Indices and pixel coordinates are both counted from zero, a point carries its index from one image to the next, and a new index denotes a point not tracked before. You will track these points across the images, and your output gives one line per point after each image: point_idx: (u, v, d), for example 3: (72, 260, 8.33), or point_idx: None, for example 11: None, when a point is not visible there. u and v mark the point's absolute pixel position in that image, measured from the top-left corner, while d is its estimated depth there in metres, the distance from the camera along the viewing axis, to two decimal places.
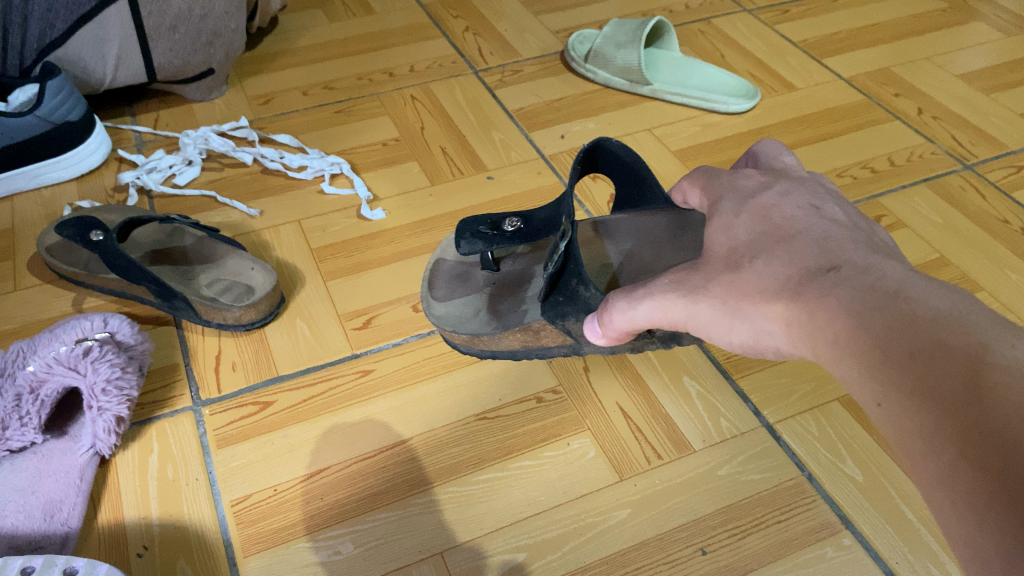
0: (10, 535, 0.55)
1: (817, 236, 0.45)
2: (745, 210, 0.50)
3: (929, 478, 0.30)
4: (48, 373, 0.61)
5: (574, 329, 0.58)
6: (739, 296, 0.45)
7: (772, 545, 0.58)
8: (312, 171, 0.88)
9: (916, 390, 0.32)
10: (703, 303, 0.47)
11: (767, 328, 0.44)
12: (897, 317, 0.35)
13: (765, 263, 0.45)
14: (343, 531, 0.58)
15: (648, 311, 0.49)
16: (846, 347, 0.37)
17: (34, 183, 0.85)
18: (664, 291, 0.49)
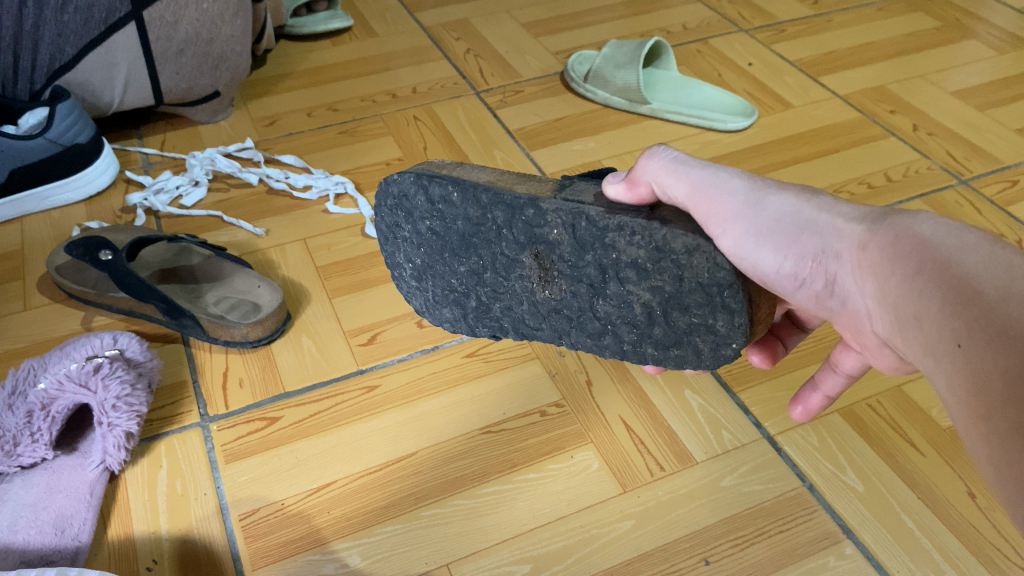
0: (21, 550, 0.56)
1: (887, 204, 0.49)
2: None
3: (1009, 420, 0.32)
4: (59, 390, 0.62)
5: (576, 186, 0.50)
6: (819, 210, 0.46)
7: (775, 555, 0.58)
8: (317, 191, 0.90)
9: (1007, 330, 0.34)
10: (773, 206, 0.47)
11: (836, 249, 0.45)
12: (990, 259, 0.37)
13: (845, 201, 0.47)
14: (350, 543, 0.59)
15: (704, 185, 0.48)
16: (933, 282, 0.39)
17: (44, 205, 0.87)
18: (732, 182, 0.48)
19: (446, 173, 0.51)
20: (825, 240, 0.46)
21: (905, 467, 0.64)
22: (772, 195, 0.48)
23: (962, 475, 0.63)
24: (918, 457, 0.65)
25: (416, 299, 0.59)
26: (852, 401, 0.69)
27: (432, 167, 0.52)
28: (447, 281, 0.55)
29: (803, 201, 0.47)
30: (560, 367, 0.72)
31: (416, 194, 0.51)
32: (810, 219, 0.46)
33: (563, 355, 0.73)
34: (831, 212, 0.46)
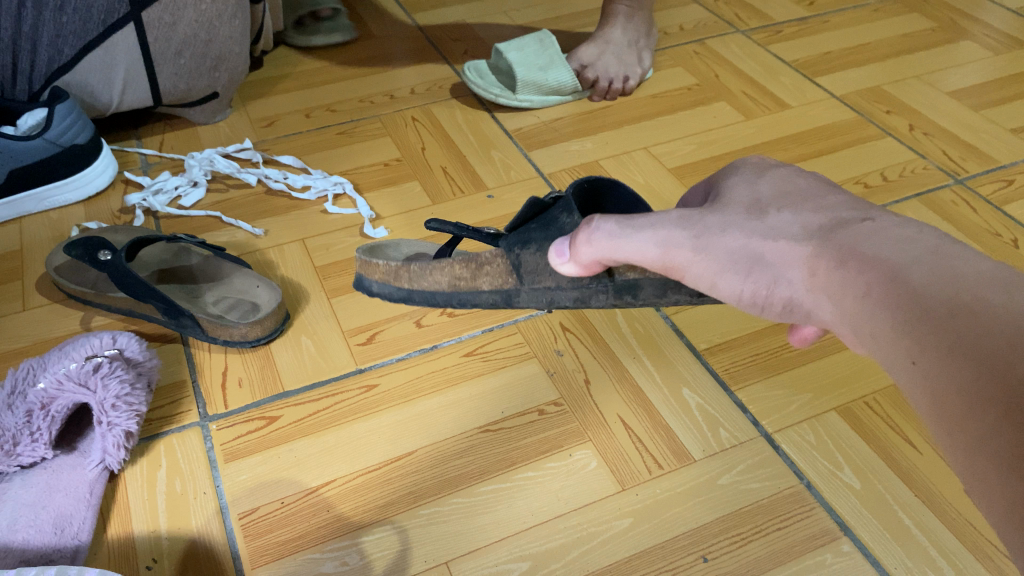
0: (21, 549, 0.56)
1: (842, 201, 0.49)
2: (765, 178, 0.53)
3: (972, 437, 0.31)
4: (59, 389, 0.62)
5: (527, 263, 0.58)
6: (762, 239, 0.47)
7: (773, 552, 0.58)
8: (316, 192, 0.90)
9: (957, 344, 0.33)
10: (720, 241, 0.48)
11: (785, 276, 0.46)
12: (935, 272, 0.37)
13: (793, 217, 0.48)
14: (349, 542, 0.59)
15: (647, 240, 0.50)
16: (882, 302, 0.38)
17: (43, 206, 0.87)
18: (669, 226, 0.50)
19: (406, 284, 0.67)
20: (776, 271, 0.46)
21: (903, 465, 0.64)
22: (718, 232, 0.49)
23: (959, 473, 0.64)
24: (915, 456, 0.65)
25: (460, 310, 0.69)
26: (849, 400, 0.69)
27: (392, 279, 0.68)
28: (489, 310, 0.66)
29: (747, 234, 0.48)
30: (558, 367, 0.72)
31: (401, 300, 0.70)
32: (758, 252, 0.47)
33: (561, 355, 0.73)
34: (776, 239, 0.47)
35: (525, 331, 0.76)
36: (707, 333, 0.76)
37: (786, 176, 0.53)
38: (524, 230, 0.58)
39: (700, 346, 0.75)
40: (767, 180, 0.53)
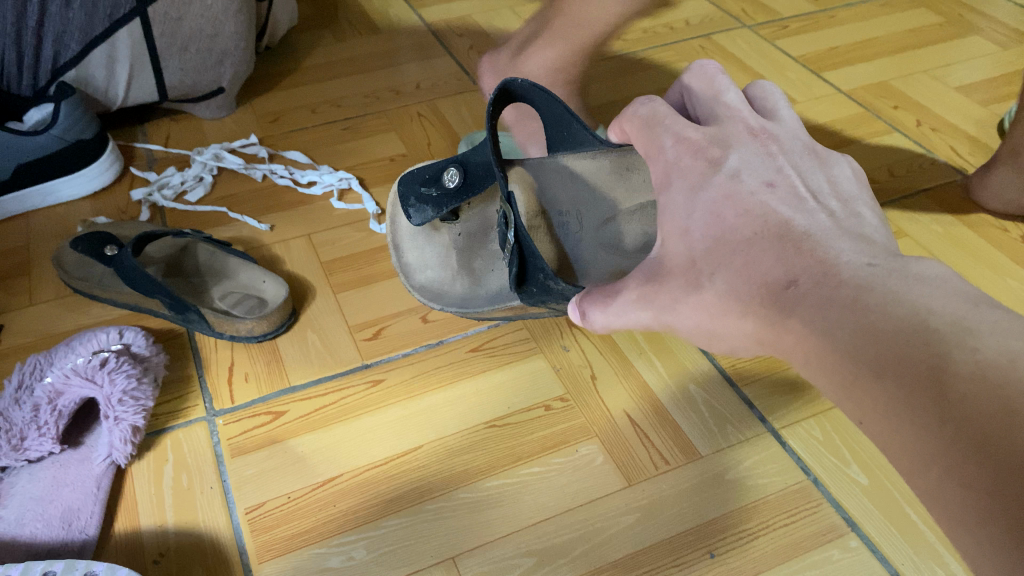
0: (28, 543, 0.56)
1: (777, 231, 0.43)
2: (694, 203, 0.47)
3: (925, 495, 0.31)
4: (66, 383, 0.63)
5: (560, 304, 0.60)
6: (710, 317, 0.45)
7: (780, 548, 0.58)
8: (321, 186, 0.90)
9: (891, 404, 0.32)
10: (676, 313, 0.47)
11: (744, 343, 0.44)
12: (859, 332, 0.35)
13: (726, 275, 0.44)
14: (356, 537, 0.59)
15: (627, 319, 0.50)
16: (820, 369, 0.37)
17: (49, 201, 0.87)
18: (635, 310, 0.49)
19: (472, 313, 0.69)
20: (734, 341, 0.45)
21: None
22: (670, 311, 0.47)
23: None
24: None
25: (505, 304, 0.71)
26: None
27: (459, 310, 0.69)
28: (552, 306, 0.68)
29: (697, 311, 0.45)
30: (564, 362, 0.72)
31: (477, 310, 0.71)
32: (713, 328, 0.45)
33: (566, 350, 0.73)
34: (720, 314, 0.44)
35: (531, 326, 0.76)
36: None
37: (716, 196, 0.46)
38: (529, 292, 0.59)
39: None
40: (697, 209, 0.46)
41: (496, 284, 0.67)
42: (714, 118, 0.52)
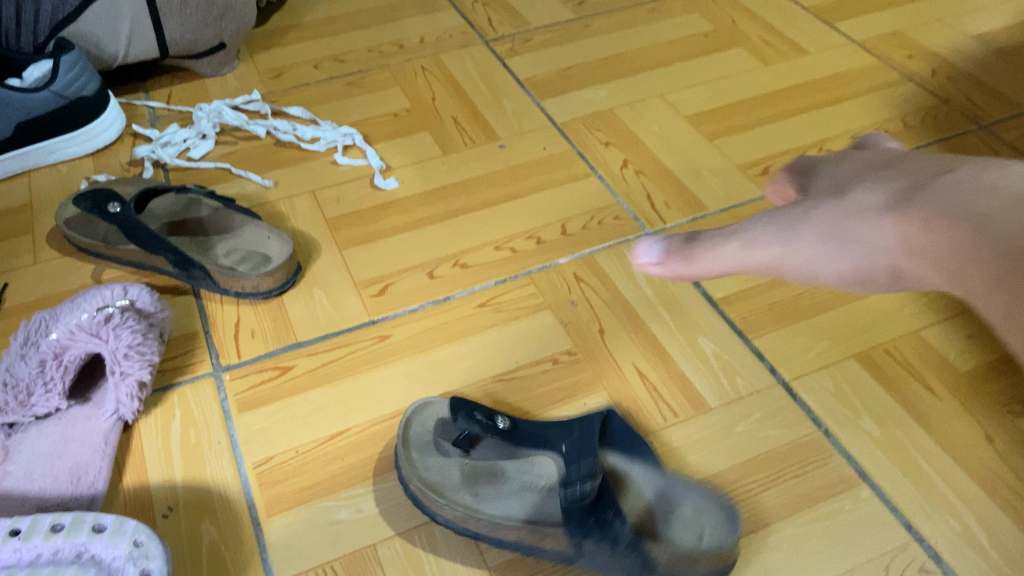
0: (37, 498, 0.56)
1: (935, 161, 0.45)
2: (846, 162, 0.50)
3: None
4: (71, 339, 0.62)
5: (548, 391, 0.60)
6: (845, 215, 0.44)
7: (790, 499, 0.58)
8: (325, 142, 0.89)
9: None
10: (803, 234, 0.46)
11: (880, 246, 0.43)
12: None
13: (869, 190, 0.45)
14: (364, 490, 0.59)
15: (733, 247, 0.48)
16: (973, 255, 0.37)
17: (51, 159, 0.86)
18: (751, 232, 0.48)
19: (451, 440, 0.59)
20: (871, 246, 0.43)
21: (922, 412, 0.63)
22: (801, 225, 0.46)
23: (978, 418, 0.63)
24: (933, 401, 0.64)
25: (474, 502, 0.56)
26: (868, 347, 0.68)
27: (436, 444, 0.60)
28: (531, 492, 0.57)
29: (824, 216, 0.45)
30: (572, 317, 0.71)
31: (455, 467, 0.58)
32: (842, 233, 0.44)
33: (574, 304, 0.72)
34: (862, 219, 0.43)
35: (539, 281, 0.75)
36: (724, 282, 0.75)
37: (871, 151, 0.50)
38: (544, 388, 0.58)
39: (717, 295, 0.73)
40: (848, 160, 0.50)
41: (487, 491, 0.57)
42: (856, 145, 0.59)
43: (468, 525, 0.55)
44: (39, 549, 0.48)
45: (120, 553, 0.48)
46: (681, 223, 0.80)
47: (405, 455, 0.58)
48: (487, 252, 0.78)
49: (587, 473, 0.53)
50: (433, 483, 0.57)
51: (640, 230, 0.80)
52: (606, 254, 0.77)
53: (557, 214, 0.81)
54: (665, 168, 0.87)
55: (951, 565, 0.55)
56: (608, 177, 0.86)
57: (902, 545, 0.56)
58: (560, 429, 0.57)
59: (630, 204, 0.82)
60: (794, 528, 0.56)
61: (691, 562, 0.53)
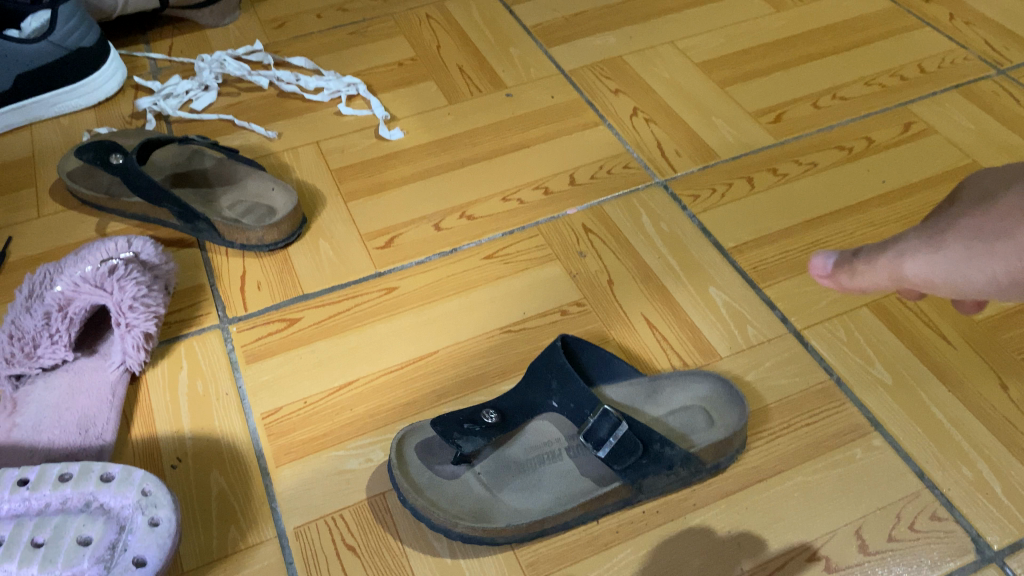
0: (46, 448, 0.56)
1: None
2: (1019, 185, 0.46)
3: None
4: (75, 291, 0.62)
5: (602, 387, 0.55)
6: None
7: (801, 448, 0.58)
8: (329, 93, 0.87)
9: None
10: (954, 246, 0.47)
11: None
12: None
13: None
14: (373, 440, 0.59)
15: (888, 263, 0.51)
16: None
17: (52, 113, 0.85)
18: (906, 245, 0.50)
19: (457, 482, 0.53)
20: None
21: (936, 361, 0.63)
22: (970, 232, 0.46)
23: (993, 366, 0.62)
24: (947, 349, 0.63)
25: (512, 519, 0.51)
26: (882, 296, 0.67)
27: (438, 482, 0.53)
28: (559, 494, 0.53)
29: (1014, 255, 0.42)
30: (581, 268, 0.70)
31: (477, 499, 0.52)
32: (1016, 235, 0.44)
33: (583, 255, 0.72)
34: None
35: (547, 232, 0.74)
36: (735, 231, 0.73)
37: None
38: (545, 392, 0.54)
39: (728, 244, 0.72)
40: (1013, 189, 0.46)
41: (513, 504, 0.52)
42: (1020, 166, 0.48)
43: (540, 523, 0.51)
44: (48, 499, 0.48)
45: (129, 502, 0.48)
46: (691, 173, 0.79)
47: (426, 498, 0.51)
48: (495, 202, 0.76)
49: (615, 425, 0.52)
50: (476, 507, 0.52)
51: (650, 180, 0.78)
52: (615, 204, 0.76)
53: (565, 164, 0.80)
54: (675, 117, 0.85)
55: (963, 512, 0.54)
56: (617, 126, 0.84)
57: (914, 492, 0.55)
58: (540, 384, 0.54)
59: (639, 154, 0.81)
60: (805, 477, 0.56)
61: (726, 444, 0.55)
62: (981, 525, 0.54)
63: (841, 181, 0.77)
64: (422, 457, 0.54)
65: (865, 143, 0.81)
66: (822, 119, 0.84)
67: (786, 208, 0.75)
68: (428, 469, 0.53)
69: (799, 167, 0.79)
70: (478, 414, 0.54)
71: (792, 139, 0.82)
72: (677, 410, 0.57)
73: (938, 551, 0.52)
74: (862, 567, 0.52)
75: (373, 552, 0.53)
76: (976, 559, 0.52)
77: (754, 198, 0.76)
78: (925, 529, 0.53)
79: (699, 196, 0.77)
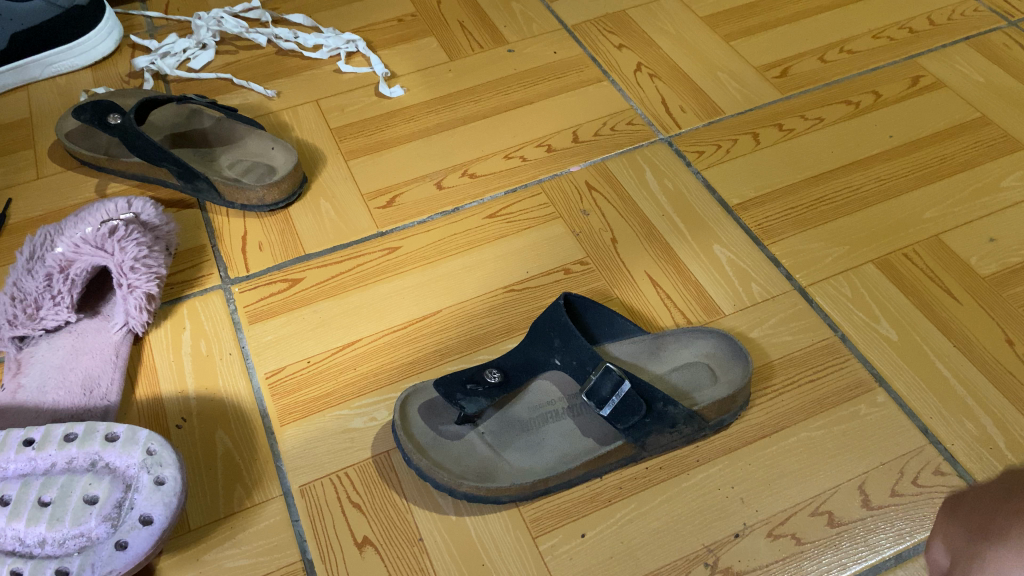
0: (51, 409, 0.56)
1: None
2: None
3: None
4: (76, 253, 0.61)
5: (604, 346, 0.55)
6: None
7: (805, 404, 0.58)
8: (328, 50, 0.86)
9: None
10: None
11: None
12: None
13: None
14: (377, 398, 0.59)
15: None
16: None
17: (48, 72, 0.84)
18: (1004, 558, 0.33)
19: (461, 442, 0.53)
20: None
21: (942, 317, 0.62)
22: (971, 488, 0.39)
23: (999, 322, 0.62)
24: (954, 305, 0.63)
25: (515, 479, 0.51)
26: (888, 252, 0.67)
27: (442, 443, 0.53)
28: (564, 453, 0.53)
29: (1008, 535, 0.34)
30: (584, 226, 0.70)
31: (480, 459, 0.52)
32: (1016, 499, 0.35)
33: (586, 213, 0.71)
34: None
35: (549, 190, 0.73)
36: (740, 188, 0.73)
37: None
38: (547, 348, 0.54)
39: (732, 201, 0.71)
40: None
41: (517, 463, 0.52)
42: None
43: (544, 482, 0.52)
44: (54, 458, 0.48)
45: (134, 461, 0.48)
46: (696, 129, 0.78)
47: (430, 459, 0.52)
48: (497, 160, 0.76)
49: (617, 383, 0.51)
50: (480, 467, 0.52)
51: (654, 137, 0.77)
52: (619, 161, 0.75)
53: (567, 121, 0.79)
54: (679, 72, 0.84)
55: (966, 467, 0.54)
56: (620, 82, 0.83)
57: (918, 447, 0.55)
58: (542, 342, 0.54)
59: (643, 110, 0.80)
60: (809, 433, 0.56)
61: (730, 400, 0.55)
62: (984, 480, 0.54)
63: (847, 136, 0.76)
64: (426, 419, 0.54)
65: (872, 98, 0.80)
66: (829, 73, 0.82)
67: (791, 164, 0.74)
68: (432, 430, 0.53)
69: (806, 122, 0.78)
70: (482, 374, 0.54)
71: (799, 94, 0.80)
72: (680, 367, 0.57)
73: (941, 506, 0.53)
74: (865, 521, 0.52)
75: (379, 509, 0.53)
76: None
77: (759, 154, 0.75)
78: (928, 484, 0.54)
79: (704, 153, 0.76)
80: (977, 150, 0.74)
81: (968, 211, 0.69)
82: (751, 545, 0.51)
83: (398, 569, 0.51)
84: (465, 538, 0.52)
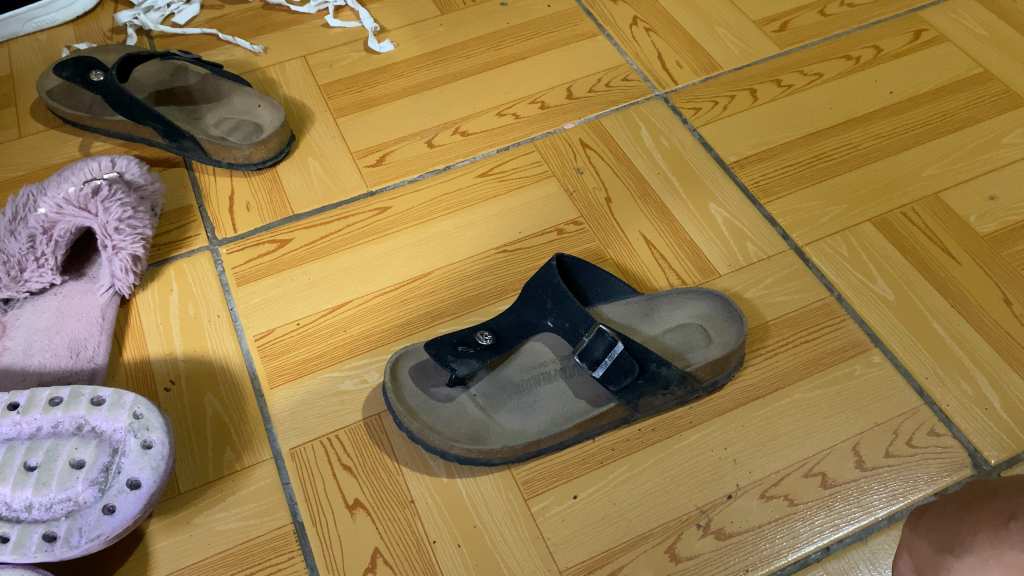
0: (37, 371, 0.55)
1: None
2: None
3: None
4: (59, 214, 0.60)
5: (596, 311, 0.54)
6: None
7: (799, 365, 0.57)
8: (316, 4, 0.84)
9: None
10: None
11: None
12: None
13: None
14: (367, 360, 0.58)
15: None
16: None
17: (30, 28, 0.82)
18: None
19: (450, 407, 0.52)
20: None
21: (939, 277, 0.61)
22: None
23: (997, 281, 0.61)
24: (952, 265, 0.62)
25: (502, 444, 0.51)
26: (886, 211, 0.66)
27: (432, 407, 0.52)
28: (556, 413, 0.52)
29: None
30: (578, 185, 0.69)
31: (468, 422, 0.52)
32: None
33: (580, 172, 0.70)
34: None
35: (543, 148, 0.72)
36: (736, 145, 0.71)
37: None
38: (539, 311, 0.53)
39: (729, 159, 0.70)
40: None
41: (508, 427, 0.52)
42: None
43: (536, 444, 0.51)
44: (40, 422, 0.48)
45: (121, 425, 0.48)
46: (693, 84, 0.76)
47: (421, 422, 0.51)
48: (489, 118, 0.74)
49: (610, 345, 0.50)
50: (471, 430, 0.51)
51: (649, 93, 0.76)
52: (613, 118, 0.74)
53: (561, 77, 0.77)
54: (676, 26, 0.82)
55: (961, 428, 0.54)
56: (615, 36, 0.81)
57: (912, 408, 0.55)
58: (534, 304, 0.53)
59: (639, 65, 0.78)
60: (804, 394, 0.56)
61: (724, 361, 0.54)
62: (978, 440, 0.53)
63: (847, 92, 0.75)
64: (418, 384, 0.53)
65: (873, 53, 0.78)
66: (829, 27, 0.80)
67: (789, 121, 0.73)
68: (422, 395, 0.53)
69: (805, 78, 0.76)
70: (473, 336, 0.53)
71: (798, 49, 0.79)
72: (673, 328, 0.56)
73: (935, 467, 0.52)
74: (857, 483, 0.52)
75: (370, 472, 0.53)
76: (972, 473, 0.52)
77: (757, 111, 0.74)
78: (922, 445, 0.53)
79: (700, 109, 0.74)
80: (978, 107, 0.73)
81: (967, 168, 0.68)
82: (744, 507, 0.51)
83: (389, 532, 0.51)
84: (457, 501, 0.52)
